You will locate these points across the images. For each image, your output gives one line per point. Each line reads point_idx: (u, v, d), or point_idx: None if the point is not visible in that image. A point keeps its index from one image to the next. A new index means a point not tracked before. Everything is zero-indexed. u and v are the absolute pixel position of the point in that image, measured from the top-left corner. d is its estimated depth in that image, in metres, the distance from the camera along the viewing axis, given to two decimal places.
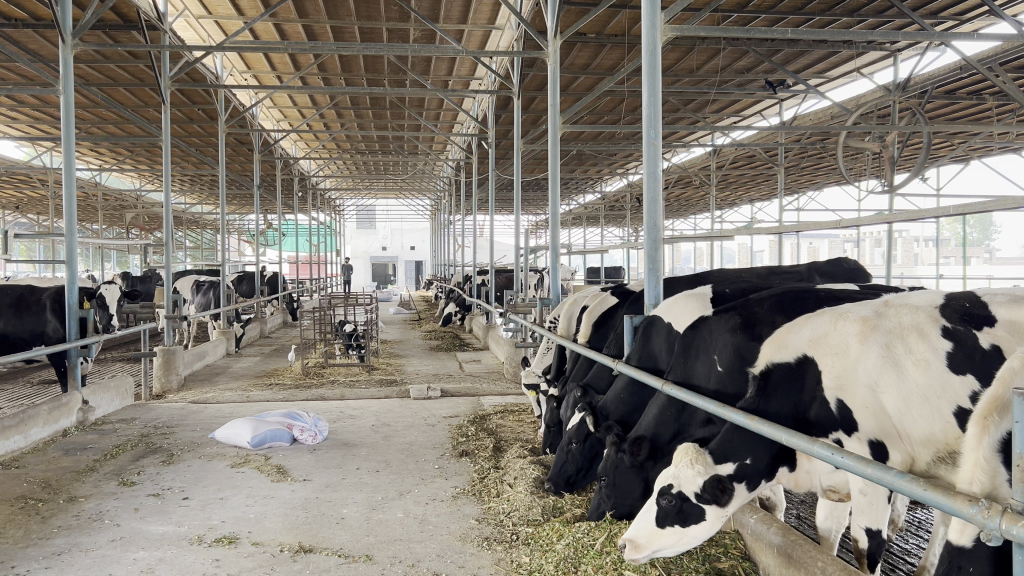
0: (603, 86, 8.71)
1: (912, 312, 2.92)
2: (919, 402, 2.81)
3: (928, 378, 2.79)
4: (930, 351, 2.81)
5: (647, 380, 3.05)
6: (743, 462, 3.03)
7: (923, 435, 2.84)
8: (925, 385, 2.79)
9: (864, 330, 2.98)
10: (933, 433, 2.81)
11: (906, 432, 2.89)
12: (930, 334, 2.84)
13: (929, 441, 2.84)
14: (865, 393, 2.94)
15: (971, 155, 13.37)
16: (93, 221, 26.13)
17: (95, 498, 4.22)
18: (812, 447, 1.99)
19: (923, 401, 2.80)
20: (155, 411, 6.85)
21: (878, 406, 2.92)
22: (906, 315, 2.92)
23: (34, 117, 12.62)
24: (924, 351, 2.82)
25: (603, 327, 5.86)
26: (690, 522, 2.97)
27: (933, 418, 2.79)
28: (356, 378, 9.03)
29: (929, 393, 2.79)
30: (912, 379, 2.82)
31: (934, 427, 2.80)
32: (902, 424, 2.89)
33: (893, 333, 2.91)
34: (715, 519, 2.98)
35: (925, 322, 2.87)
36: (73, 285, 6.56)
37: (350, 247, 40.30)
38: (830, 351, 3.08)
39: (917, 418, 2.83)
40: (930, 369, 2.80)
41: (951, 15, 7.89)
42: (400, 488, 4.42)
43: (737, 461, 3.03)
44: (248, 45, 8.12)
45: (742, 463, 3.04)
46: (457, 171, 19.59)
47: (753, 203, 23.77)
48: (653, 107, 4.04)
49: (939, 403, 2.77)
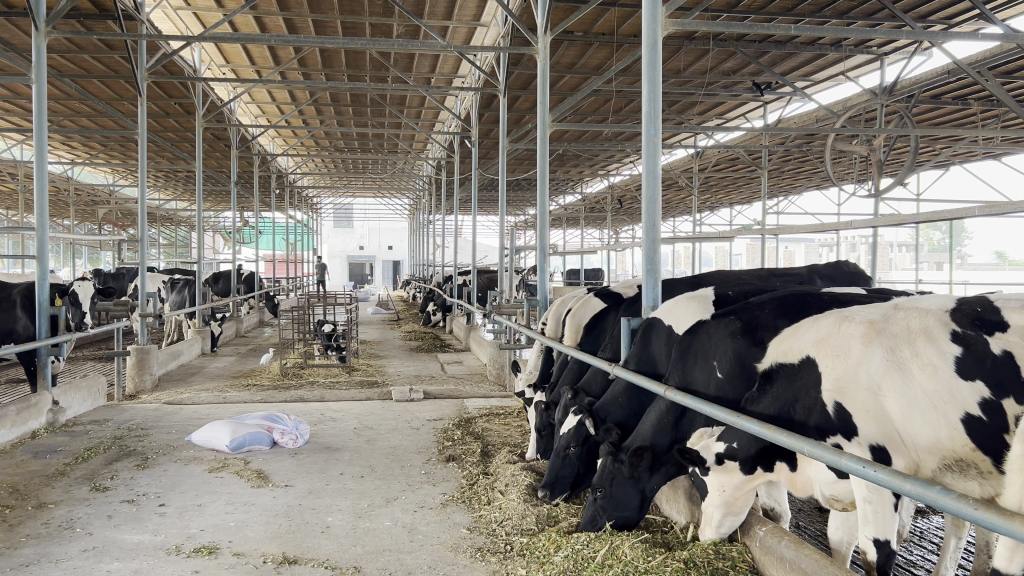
0: (591, 85, 8.55)
1: (921, 316, 2.81)
2: (925, 407, 2.67)
3: (936, 382, 2.66)
4: (938, 355, 2.69)
5: (651, 388, 2.90)
6: (731, 444, 3.32)
7: (928, 442, 2.70)
8: (931, 390, 2.66)
9: (870, 333, 2.87)
10: (939, 440, 2.67)
11: (911, 439, 2.74)
12: (939, 338, 2.71)
13: (935, 447, 2.70)
14: (867, 396, 2.81)
15: (953, 161, 13.42)
16: (65, 218, 25.62)
17: (66, 504, 4.02)
18: (840, 460, 1.91)
19: (929, 406, 2.66)
20: (129, 412, 6.63)
21: (880, 410, 2.78)
22: (914, 319, 2.81)
23: (5, 108, 12.31)
24: (931, 355, 2.70)
25: (593, 331, 5.75)
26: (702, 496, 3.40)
27: (940, 425, 2.65)
28: (337, 379, 8.85)
29: (935, 398, 2.66)
30: (918, 384, 2.69)
31: (941, 434, 2.66)
32: (905, 430, 2.75)
33: (899, 337, 2.80)
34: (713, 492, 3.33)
35: (934, 327, 2.75)
36: (44, 281, 6.31)
37: (326, 246, 39.93)
38: (832, 353, 2.98)
39: (921, 424, 2.69)
40: (937, 374, 2.67)
41: (941, 19, 7.88)
42: (387, 494, 4.26)
43: (726, 442, 3.34)
44: (229, 37, 7.87)
45: (730, 445, 3.33)
46: (438, 170, 19.45)
47: (733, 206, 23.81)
48: (653, 101, 3.92)
49: (946, 410, 2.64)
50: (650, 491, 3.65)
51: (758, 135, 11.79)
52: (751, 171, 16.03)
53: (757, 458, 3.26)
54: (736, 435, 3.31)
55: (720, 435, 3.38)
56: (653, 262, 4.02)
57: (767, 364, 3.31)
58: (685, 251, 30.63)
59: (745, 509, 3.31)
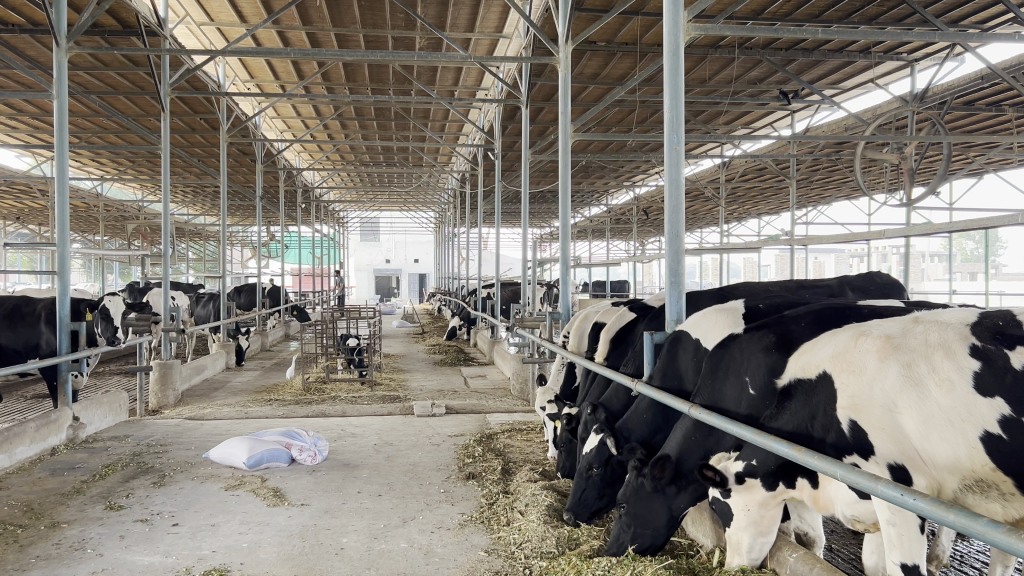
0: (613, 95, 8.35)
1: (940, 330, 2.62)
2: (942, 425, 2.50)
3: (952, 399, 2.48)
4: (955, 370, 2.49)
5: (674, 405, 2.78)
6: (751, 462, 3.18)
7: (946, 461, 2.52)
8: (948, 408, 2.48)
9: (886, 348, 2.71)
10: (958, 459, 2.49)
11: (929, 458, 2.57)
12: (957, 353, 2.52)
13: (954, 467, 2.52)
14: (882, 414, 2.66)
15: (987, 168, 13.12)
16: (95, 234, 25.98)
17: (79, 523, 3.96)
18: (875, 486, 1.76)
19: (946, 423, 2.48)
20: (150, 428, 6.59)
21: (896, 428, 2.62)
22: (934, 332, 2.63)
23: (34, 126, 12.51)
24: (948, 371, 2.51)
25: (622, 344, 5.55)
26: (726, 520, 3.29)
27: (957, 443, 2.47)
28: (359, 394, 8.78)
29: (952, 415, 2.47)
30: (934, 401, 2.51)
31: (959, 453, 2.48)
32: (924, 450, 2.57)
33: (916, 352, 2.62)
34: (738, 512, 3.21)
35: (953, 340, 2.56)
36: (65, 297, 6.30)
37: (353, 259, 40.10)
38: (848, 369, 2.83)
39: (938, 442, 2.52)
40: (954, 391, 2.48)
41: (974, 23, 7.69)
42: (403, 514, 4.16)
43: (746, 461, 3.21)
44: (251, 52, 7.85)
45: (750, 463, 3.19)
46: (463, 182, 19.46)
47: (761, 216, 23.57)
48: (676, 109, 3.78)
49: (964, 427, 2.45)
50: (677, 508, 3.51)
51: (786, 145, 11.62)
52: (779, 181, 15.83)
53: (778, 475, 3.13)
54: (755, 451, 3.18)
55: (741, 454, 3.26)
56: (677, 274, 3.84)
57: (787, 379, 3.16)
58: (711, 261, 30.36)
59: (773, 528, 3.19)
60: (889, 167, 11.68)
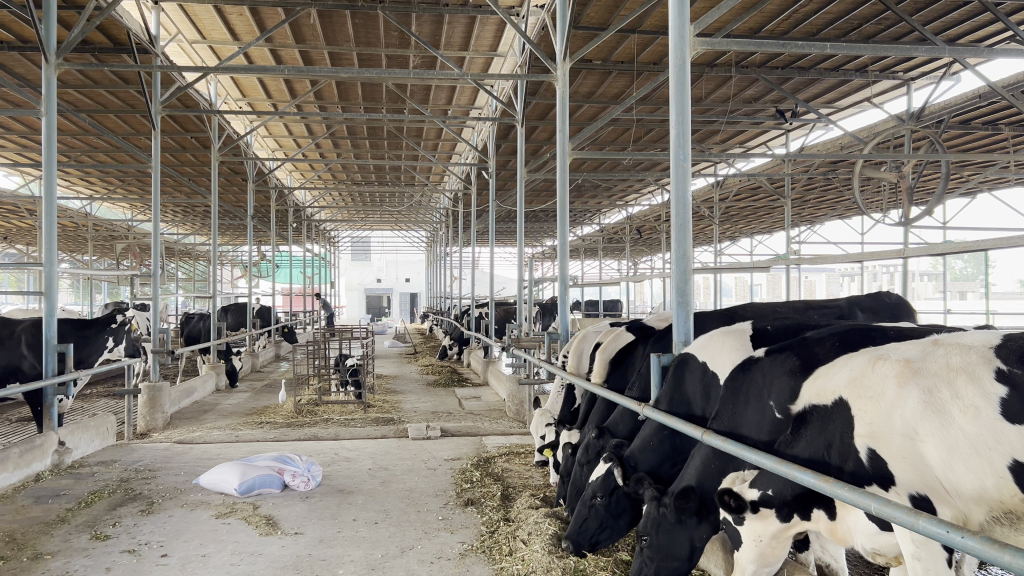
0: (609, 113, 8.18)
1: (962, 353, 2.46)
2: (967, 454, 2.34)
3: (978, 427, 2.32)
4: (980, 397, 2.33)
5: (686, 431, 2.62)
6: (766, 492, 3.05)
7: (972, 491, 2.36)
8: (974, 436, 2.32)
9: (905, 372, 2.57)
10: (986, 489, 2.33)
11: (953, 488, 2.42)
12: (983, 378, 2.36)
13: (980, 497, 2.36)
14: (902, 442, 2.52)
15: (982, 187, 13.13)
16: (83, 252, 25.73)
17: (63, 555, 3.80)
18: (916, 521, 1.60)
19: (972, 452, 2.32)
20: (138, 453, 6.41)
21: (918, 456, 2.49)
22: (955, 355, 2.47)
23: (21, 144, 12.40)
24: (972, 397, 2.35)
25: (622, 366, 5.43)
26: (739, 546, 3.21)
27: (984, 472, 2.31)
28: (352, 416, 8.62)
29: (978, 444, 2.31)
30: (957, 429, 2.36)
31: (986, 484, 2.32)
32: (948, 479, 2.43)
33: (937, 376, 2.47)
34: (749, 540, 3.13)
35: (977, 364, 2.40)
36: (51, 318, 6.12)
37: (344, 279, 39.89)
38: (864, 395, 2.70)
39: (963, 471, 2.36)
40: (980, 418, 2.32)
41: (971, 41, 7.73)
42: (401, 544, 4.01)
43: (760, 489, 3.07)
44: (243, 70, 7.69)
45: (764, 491, 3.06)
46: (455, 202, 19.42)
47: (753, 236, 23.60)
48: (682, 125, 3.69)
49: (991, 456, 2.30)
50: (697, 542, 3.38)
51: (781, 164, 11.58)
52: (773, 200, 15.84)
53: (794, 504, 3.01)
54: (769, 479, 3.05)
55: (753, 481, 3.12)
56: (686, 295, 3.73)
57: (803, 405, 3.04)
58: (704, 280, 30.37)
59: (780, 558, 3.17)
60: (887, 186, 11.66)
